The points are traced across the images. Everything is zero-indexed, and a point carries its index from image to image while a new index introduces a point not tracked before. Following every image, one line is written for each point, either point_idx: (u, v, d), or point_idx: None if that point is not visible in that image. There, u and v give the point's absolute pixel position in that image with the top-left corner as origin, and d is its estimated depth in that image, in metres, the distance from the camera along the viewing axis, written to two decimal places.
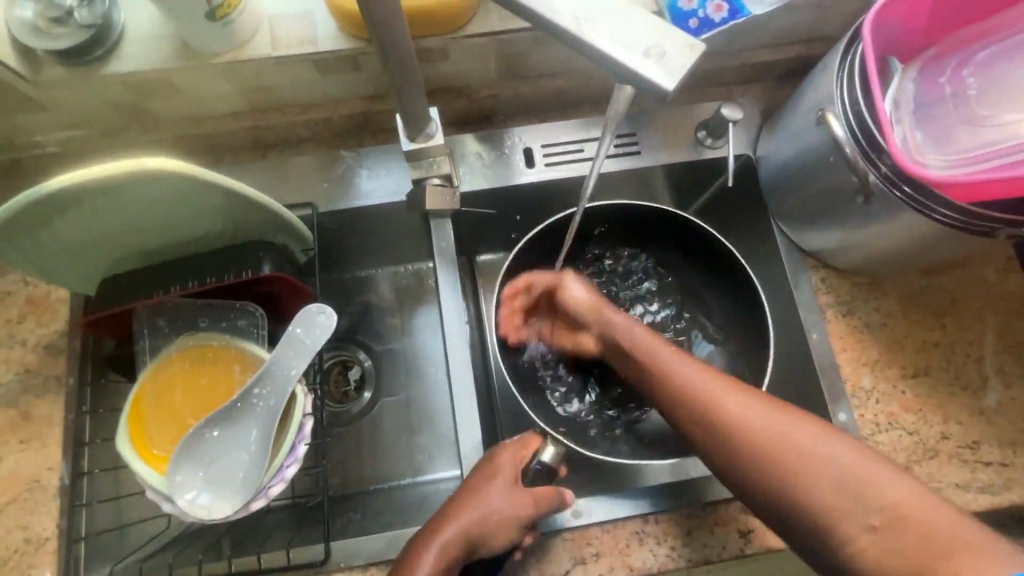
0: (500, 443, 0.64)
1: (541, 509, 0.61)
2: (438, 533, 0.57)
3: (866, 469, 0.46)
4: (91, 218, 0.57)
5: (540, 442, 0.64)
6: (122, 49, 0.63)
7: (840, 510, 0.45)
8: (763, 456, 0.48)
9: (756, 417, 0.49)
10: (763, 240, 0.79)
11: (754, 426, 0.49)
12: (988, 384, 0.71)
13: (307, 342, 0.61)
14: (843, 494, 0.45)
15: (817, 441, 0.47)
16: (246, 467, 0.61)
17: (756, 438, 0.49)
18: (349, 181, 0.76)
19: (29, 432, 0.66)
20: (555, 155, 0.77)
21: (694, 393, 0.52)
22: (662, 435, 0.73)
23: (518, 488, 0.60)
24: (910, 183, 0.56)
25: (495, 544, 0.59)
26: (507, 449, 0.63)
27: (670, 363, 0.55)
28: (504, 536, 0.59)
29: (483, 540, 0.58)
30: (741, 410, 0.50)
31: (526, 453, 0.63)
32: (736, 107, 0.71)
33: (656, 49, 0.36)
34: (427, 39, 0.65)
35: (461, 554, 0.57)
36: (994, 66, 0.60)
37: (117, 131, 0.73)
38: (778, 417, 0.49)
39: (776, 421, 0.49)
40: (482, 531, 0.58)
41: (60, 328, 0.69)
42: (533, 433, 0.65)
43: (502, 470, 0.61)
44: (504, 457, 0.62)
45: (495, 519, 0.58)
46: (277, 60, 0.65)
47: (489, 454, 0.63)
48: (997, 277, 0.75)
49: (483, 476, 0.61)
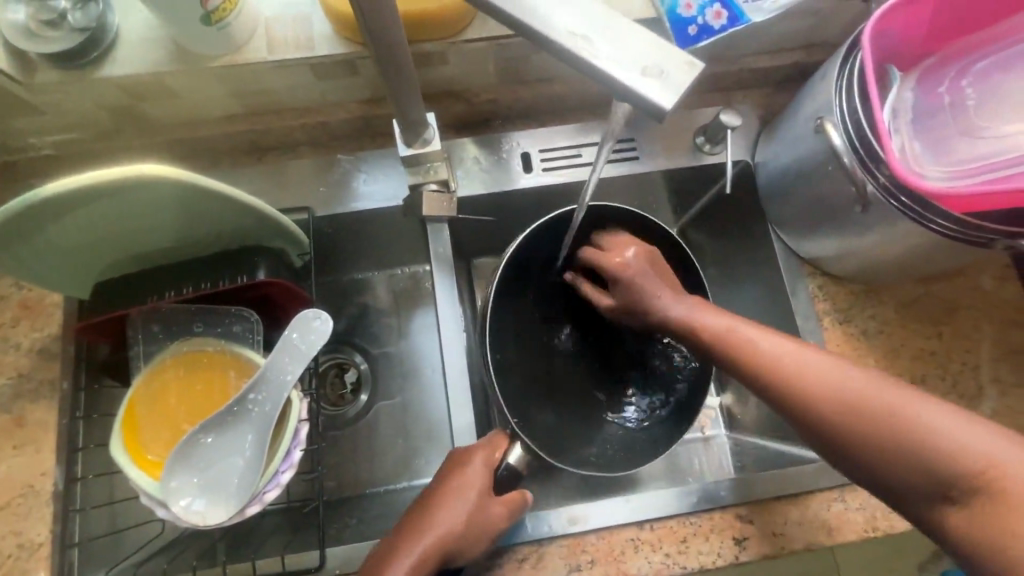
0: (470, 448, 0.63)
1: (513, 514, 0.62)
2: (417, 541, 0.57)
3: (956, 424, 0.43)
4: (84, 223, 0.57)
5: (507, 442, 0.64)
6: (117, 53, 0.62)
7: (931, 471, 0.43)
8: (848, 423, 0.47)
9: (829, 377, 0.49)
10: (761, 246, 0.78)
11: (822, 389, 0.49)
12: (983, 393, 0.71)
13: (303, 347, 0.61)
14: (931, 455, 0.43)
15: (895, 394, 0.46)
16: (240, 473, 0.60)
17: (825, 403, 0.48)
18: (346, 184, 0.76)
19: (23, 438, 0.66)
20: (554, 160, 0.77)
21: (763, 362, 0.52)
22: (611, 453, 0.71)
23: (491, 497, 0.60)
24: (907, 194, 0.56)
25: (469, 552, 0.59)
26: (477, 454, 0.63)
27: (734, 334, 0.56)
28: (481, 544, 0.59)
29: (458, 550, 0.58)
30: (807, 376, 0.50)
31: (496, 455, 0.63)
32: (735, 114, 0.70)
33: (654, 68, 0.36)
34: (425, 44, 0.65)
35: (436, 564, 0.57)
36: (992, 76, 0.60)
37: (112, 134, 0.72)
38: (858, 376, 0.48)
39: (854, 379, 0.48)
40: (459, 541, 0.58)
41: (53, 332, 0.69)
42: (501, 434, 0.65)
43: (473, 478, 0.61)
44: (474, 465, 0.62)
45: (467, 528, 0.58)
46: (273, 64, 0.64)
47: (461, 459, 0.63)
48: (993, 285, 0.75)
49: (456, 483, 0.61)
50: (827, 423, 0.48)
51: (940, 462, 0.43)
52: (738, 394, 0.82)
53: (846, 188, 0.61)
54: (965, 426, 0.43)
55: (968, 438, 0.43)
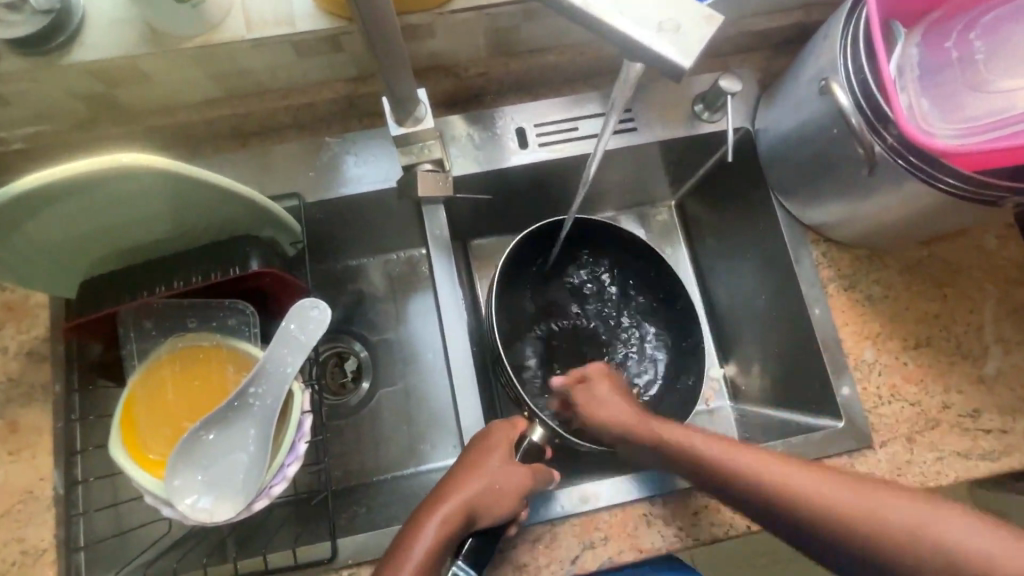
0: (492, 422, 0.64)
1: (536, 482, 0.62)
2: (441, 505, 0.56)
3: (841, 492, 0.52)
4: (65, 218, 0.54)
5: (526, 425, 0.66)
6: (84, 37, 0.59)
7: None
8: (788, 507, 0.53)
9: (760, 464, 0.55)
10: (763, 214, 0.77)
11: (852, 518, 0.51)
12: (988, 352, 0.71)
13: (302, 338, 0.59)
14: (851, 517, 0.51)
15: (892, 504, 0.50)
16: (245, 468, 0.59)
17: (776, 494, 0.54)
18: (335, 167, 0.73)
19: (19, 443, 0.64)
20: (549, 134, 0.75)
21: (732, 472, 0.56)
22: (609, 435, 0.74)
23: (514, 464, 0.61)
24: (915, 153, 0.56)
25: (495, 518, 0.58)
26: (498, 429, 0.63)
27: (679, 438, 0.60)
28: (505, 510, 0.58)
29: (484, 512, 0.57)
30: (818, 497, 0.52)
31: (515, 433, 0.63)
32: (735, 79, 0.68)
33: (669, 23, 0.34)
34: (412, 16, 0.62)
35: (462, 527, 0.56)
36: (1001, 29, 0.57)
37: (87, 123, 0.69)
38: (781, 468, 0.55)
39: (775, 468, 0.55)
40: (485, 505, 0.57)
41: (40, 333, 0.67)
42: (521, 417, 0.66)
43: (497, 445, 0.61)
44: (498, 436, 0.62)
45: (495, 492, 0.58)
46: (252, 43, 0.61)
47: (482, 433, 0.63)
48: (996, 244, 0.74)
49: (478, 452, 0.61)
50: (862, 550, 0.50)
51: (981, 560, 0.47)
52: (742, 362, 0.83)
53: (853, 151, 0.60)
54: (939, 517, 0.49)
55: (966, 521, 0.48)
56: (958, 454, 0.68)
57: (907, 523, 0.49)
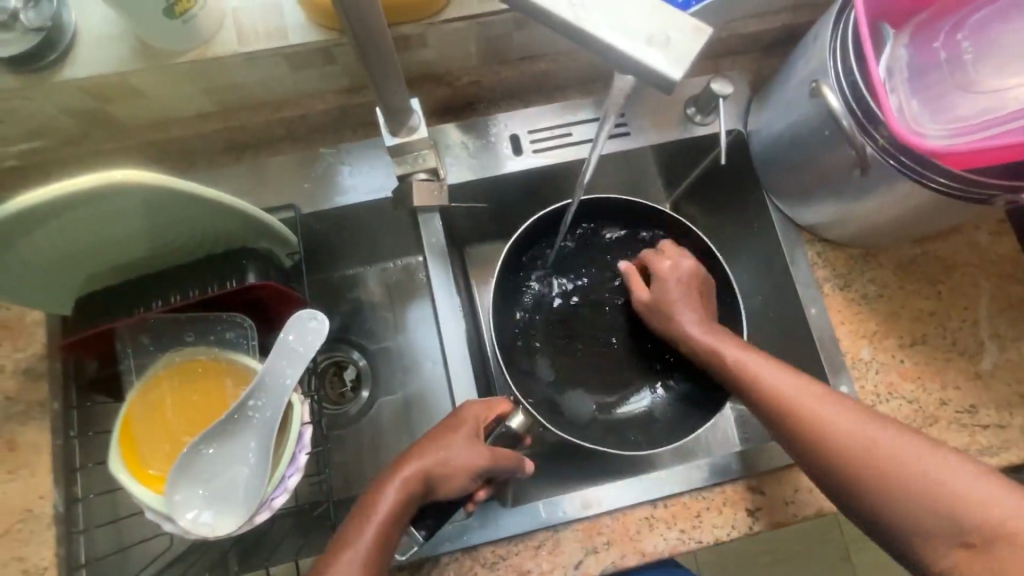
0: (468, 400, 0.64)
1: (497, 466, 0.60)
2: (403, 466, 0.57)
3: (836, 412, 0.54)
4: (58, 236, 0.54)
5: (509, 407, 0.65)
6: (78, 53, 0.59)
7: (939, 543, 0.47)
8: (789, 412, 0.56)
9: (767, 374, 0.58)
10: (758, 216, 0.77)
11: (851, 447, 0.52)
12: (984, 347, 0.72)
13: (300, 350, 0.59)
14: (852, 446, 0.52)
15: (899, 446, 0.51)
16: (246, 482, 0.59)
17: (779, 397, 0.57)
18: (331, 178, 0.73)
19: (17, 462, 0.64)
20: (543, 140, 0.75)
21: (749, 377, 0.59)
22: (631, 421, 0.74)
23: (479, 443, 0.60)
24: (907, 153, 0.56)
25: (449, 490, 0.58)
26: (473, 408, 0.63)
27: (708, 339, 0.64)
28: (457, 485, 0.58)
29: (440, 482, 0.58)
30: (806, 407, 0.55)
31: (491, 415, 0.63)
32: (727, 82, 0.69)
33: (660, 37, 0.35)
34: (404, 26, 0.62)
35: (421, 492, 0.57)
36: (989, 29, 0.58)
37: (79, 139, 0.69)
38: (790, 380, 0.58)
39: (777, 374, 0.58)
40: (441, 471, 0.58)
41: (37, 351, 0.67)
42: (503, 399, 0.65)
43: (467, 421, 0.61)
44: (468, 415, 0.62)
45: (452, 467, 0.58)
46: (244, 56, 0.61)
47: (456, 410, 0.63)
48: (989, 240, 0.75)
49: (449, 426, 0.61)
50: (852, 472, 0.51)
51: (944, 513, 0.47)
52: None
53: (845, 153, 0.61)
54: (933, 459, 0.49)
55: (957, 484, 0.48)
56: (958, 450, 0.68)
57: (890, 449, 0.51)
